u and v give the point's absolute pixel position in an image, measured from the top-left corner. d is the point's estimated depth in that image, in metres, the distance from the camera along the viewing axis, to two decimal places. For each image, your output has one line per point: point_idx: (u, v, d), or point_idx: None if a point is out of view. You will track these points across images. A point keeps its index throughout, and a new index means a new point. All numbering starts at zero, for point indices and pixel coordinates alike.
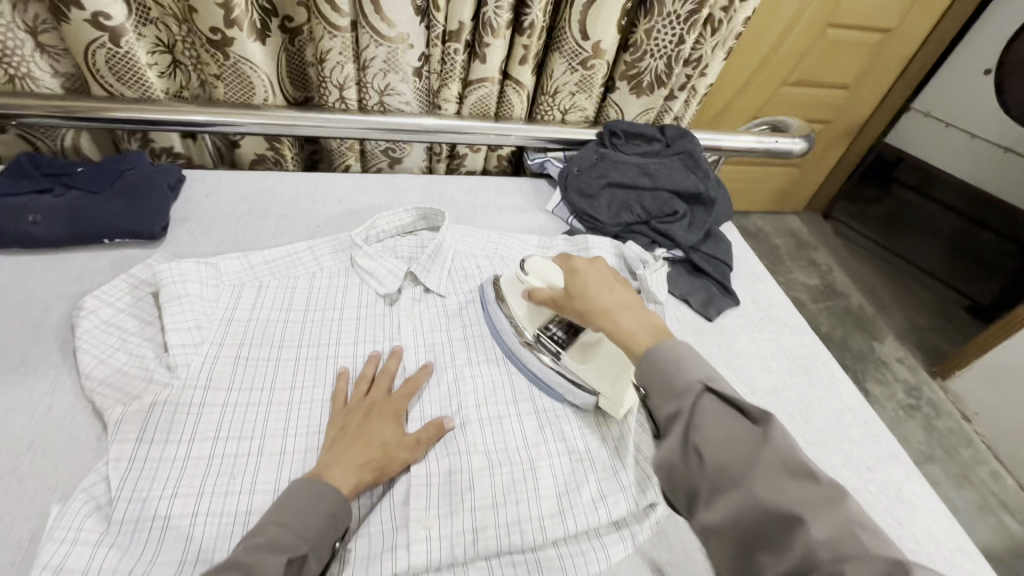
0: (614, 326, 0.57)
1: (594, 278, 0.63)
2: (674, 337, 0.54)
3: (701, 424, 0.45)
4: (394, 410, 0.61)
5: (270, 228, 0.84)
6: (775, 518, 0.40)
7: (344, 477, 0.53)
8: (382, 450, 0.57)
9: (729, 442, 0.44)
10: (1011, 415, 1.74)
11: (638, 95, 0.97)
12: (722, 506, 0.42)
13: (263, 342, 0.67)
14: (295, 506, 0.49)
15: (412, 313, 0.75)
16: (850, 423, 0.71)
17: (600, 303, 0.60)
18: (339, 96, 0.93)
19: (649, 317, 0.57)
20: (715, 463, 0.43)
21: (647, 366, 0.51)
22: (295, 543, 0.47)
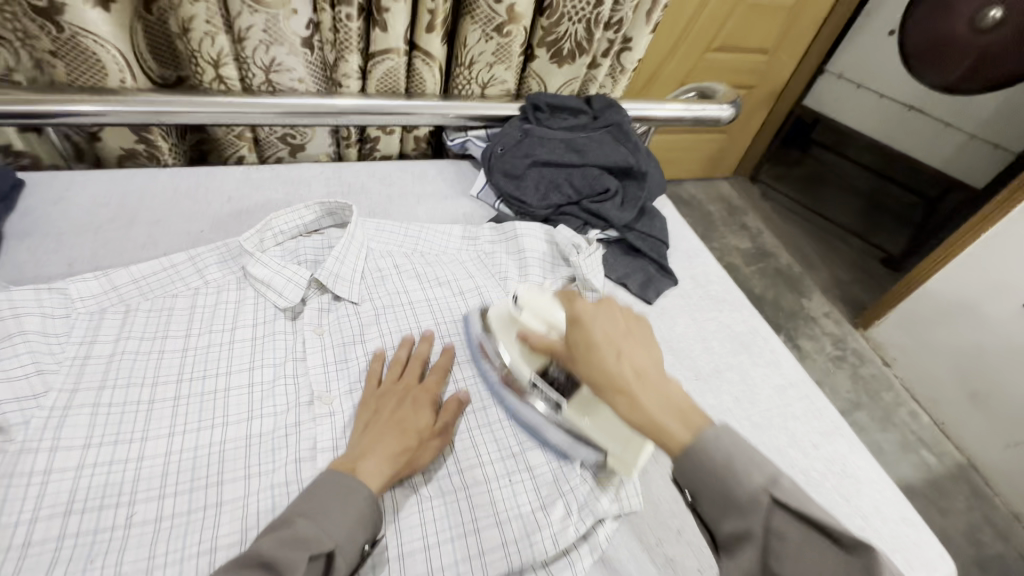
0: (636, 410, 0.46)
1: (604, 326, 0.51)
2: (644, 373, 0.48)
3: (701, 468, 0.43)
4: (431, 397, 0.58)
5: (139, 237, 0.70)
6: (731, 504, 0.41)
7: (376, 471, 0.48)
8: (419, 439, 0.53)
9: (725, 492, 0.42)
10: (924, 357, 1.88)
11: (561, 64, 0.90)
12: (741, 566, 0.40)
13: (131, 382, 0.55)
14: (320, 500, 0.44)
15: (319, 327, 0.65)
16: (793, 399, 0.69)
17: (614, 360, 0.49)
18: (216, 75, 0.79)
19: (669, 387, 0.48)
20: (743, 497, 0.41)
21: (690, 468, 0.43)
22: (324, 538, 0.42)
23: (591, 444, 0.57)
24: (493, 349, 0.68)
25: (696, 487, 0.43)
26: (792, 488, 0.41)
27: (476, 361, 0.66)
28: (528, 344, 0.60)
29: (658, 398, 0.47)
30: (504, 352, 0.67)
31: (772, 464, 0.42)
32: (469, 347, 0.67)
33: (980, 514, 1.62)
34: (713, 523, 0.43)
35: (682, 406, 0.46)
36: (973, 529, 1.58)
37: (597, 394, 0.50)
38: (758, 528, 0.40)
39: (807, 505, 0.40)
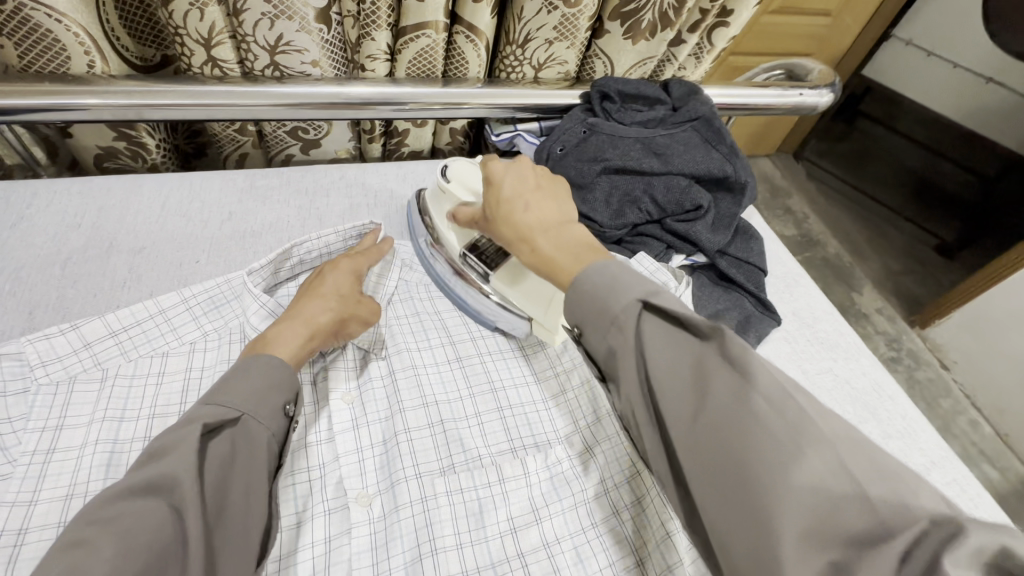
0: (534, 257, 0.47)
1: (540, 211, 0.49)
2: (547, 222, 0.48)
3: (647, 350, 0.37)
4: (354, 271, 0.54)
5: (118, 272, 0.55)
6: (710, 433, 0.33)
7: (292, 337, 0.46)
8: (342, 303, 0.51)
9: (672, 372, 0.36)
10: (990, 362, 1.71)
11: (636, 41, 0.72)
12: (691, 451, 0.34)
13: (108, 487, 0.42)
14: (229, 379, 0.41)
15: (347, 393, 0.52)
16: (939, 484, 0.55)
17: (521, 211, 0.49)
18: (207, 57, 0.63)
19: (572, 231, 0.47)
20: (757, 474, 0.31)
21: (627, 347, 0.38)
22: (225, 407, 0.39)
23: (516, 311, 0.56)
24: (567, 428, 0.54)
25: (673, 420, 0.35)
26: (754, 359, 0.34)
27: (549, 446, 0.52)
28: (456, 218, 0.56)
29: (560, 239, 0.46)
30: (581, 432, 0.54)
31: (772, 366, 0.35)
32: (537, 427, 0.54)
33: None
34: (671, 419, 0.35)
35: (568, 219, 0.49)
36: None
37: (504, 246, 0.50)
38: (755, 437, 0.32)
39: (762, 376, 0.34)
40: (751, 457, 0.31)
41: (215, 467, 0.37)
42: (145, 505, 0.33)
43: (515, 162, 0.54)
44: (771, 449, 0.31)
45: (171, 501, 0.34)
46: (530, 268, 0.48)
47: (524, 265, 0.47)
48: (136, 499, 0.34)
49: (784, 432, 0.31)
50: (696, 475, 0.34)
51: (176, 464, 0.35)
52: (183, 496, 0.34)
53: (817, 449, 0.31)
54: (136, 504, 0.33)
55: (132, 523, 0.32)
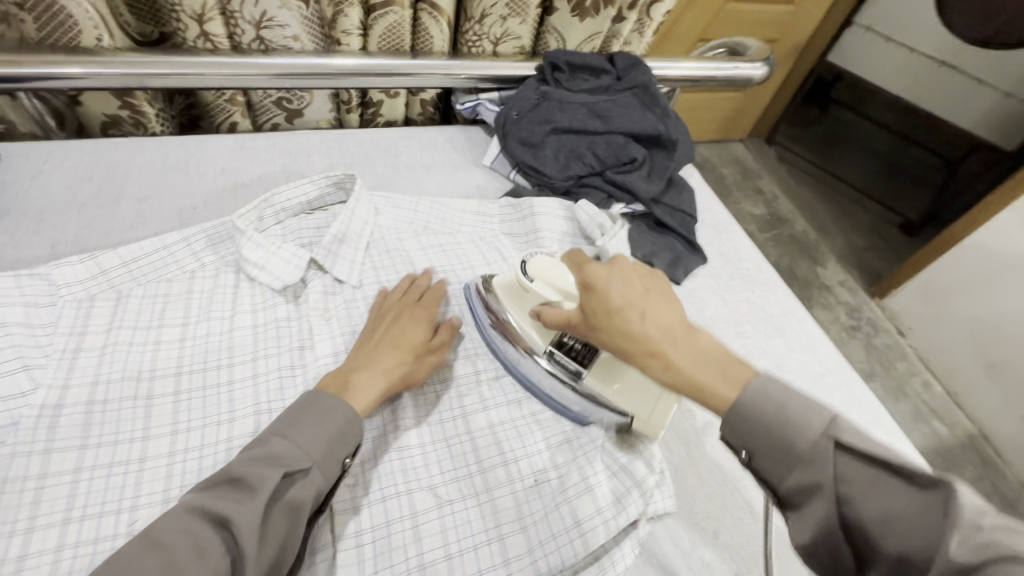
0: (669, 372, 0.45)
1: (621, 288, 0.48)
2: (670, 331, 0.47)
3: (759, 423, 0.42)
4: (427, 317, 0.58)
5: (127, 216, 0.64)
6: (788, 457, 0.41)
7: (373, 385, 0.50)
8: (414, 355, 0.55)
9: (774, 446, 0.42)
10: (941, 327, 1.83)
11: (582, 17, 0.81)
12: (806, 516, 0.40)
13: (126, 378, 0.51)
14: (306, 413, 0.45)
15: (325, 312, 0.61)
16: (830, 387, 0.65)
17: (640, 322, 0.46)
18: (201, 32, 0.71)
19: (699, 338, 0.47)
20: (805, 446, 0.40)
21: (737, 422, 0.43)
22: (300, 455, 0.43)
23: (616, 410, 0.54)
24: None
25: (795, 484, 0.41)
26: (853, 430, 0.40)
27: (496, 354, 0.62)
28: (542, 318, 0.52)
29: (691, 352, 0.46)
30: None
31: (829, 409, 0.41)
32: (489, 339, 0.63)
33: (989, 484, 1.62)
34: (770, 480, 0.43)
35: (691, 326, 0.48)
36: None
37: (615, 354, 0.48)
38: (797, 482, 0.41)
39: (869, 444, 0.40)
40: (880, 518, 0.37)
41: (274, 507, 0.40)
42: (198, 531, 0.37)
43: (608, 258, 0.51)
44: (876, 488, 0.38)
45: (222, 531, 0.38)
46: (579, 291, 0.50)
47: (658, 382, 0.46)
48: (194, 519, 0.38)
49: (796, 412, 0.42)
50: (802, 530, 0.41)
51: (244, 506, 0.39)
52: (234, 524, 0.38)
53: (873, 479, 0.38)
54: (196, 529, 0.38)
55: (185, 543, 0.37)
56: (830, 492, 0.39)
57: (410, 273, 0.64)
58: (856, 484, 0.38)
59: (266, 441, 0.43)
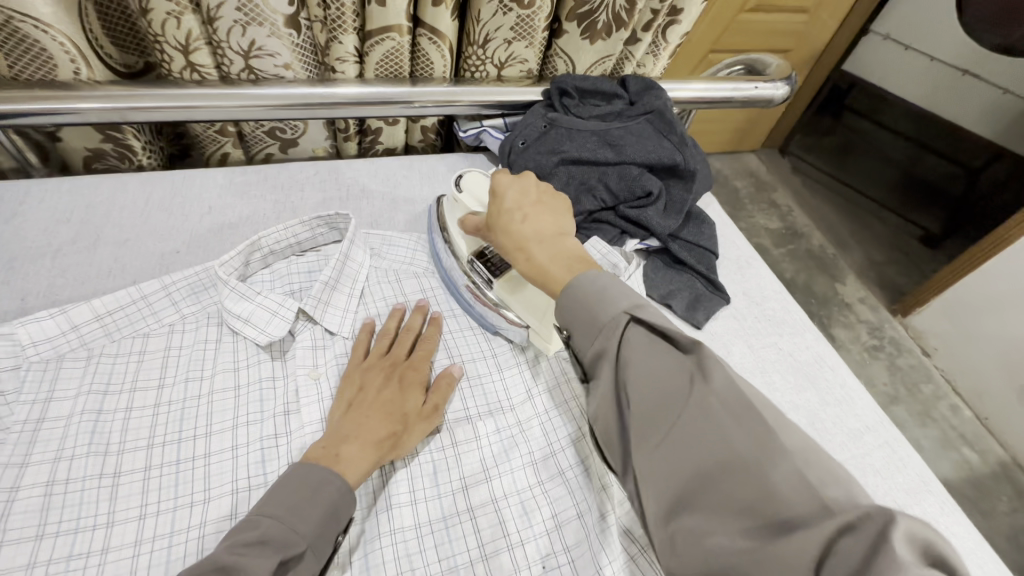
0: (528, 264, 0.50)
1: (516, 196, 0.54)
2: (545, 234, 0.51)
3: (646, 390, 0.38)
4: (420, 376, 0.54)
5: (104, 263, 0.60)
6: (654, 415, 0.38)
7: (360, 462, 0.46)
8: (405, 422, 0.50)
9: (589, 317, 0.42)
10: (969, 348, 1.75)
11: (593, 41, 0.76)
12: (601, 387, 0.41)
13: (92, 451, 0.46)
14: (294, 492, 0.42)
15: (314, 369, 0.56)
16: (871, 447, 0.59)
17: (516, 208, 0.53)
18: (187, 63, 0.67)
19: (565, 245, 0.50)
20: (666, 406, 0.38)
21: (568, 305, 0.44)
22: (295, 538, 0.40)
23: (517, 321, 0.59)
24: (519, 397, 0.58)
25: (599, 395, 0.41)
26: (727, 372, 0.38)
27: (500, 414, 0.56)
28: (465, 226, 0.59)
29: (552, 253, 0.49)
30: (533, 400, 0.58)
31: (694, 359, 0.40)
32: (493, 396, 0.58)
33: None
34: (581, 356, 0.44)
35: (564, 233, 0.52)
36: (1016, 532, 1.49)
37: (502, 254, 0.53)
38: (649, 371, 0.39)
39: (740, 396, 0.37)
40: (709, 447, 0.35)
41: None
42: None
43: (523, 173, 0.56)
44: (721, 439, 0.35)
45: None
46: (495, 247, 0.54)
47: (520, 273, 0.50)
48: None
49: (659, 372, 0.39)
50: (604, 401, 0.41)
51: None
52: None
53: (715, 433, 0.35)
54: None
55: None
56: (677, 439, 0.36)
57: (399, 310, 0.60)
58: (644, 357, 0.40)
59: (257, 522, 0.40)
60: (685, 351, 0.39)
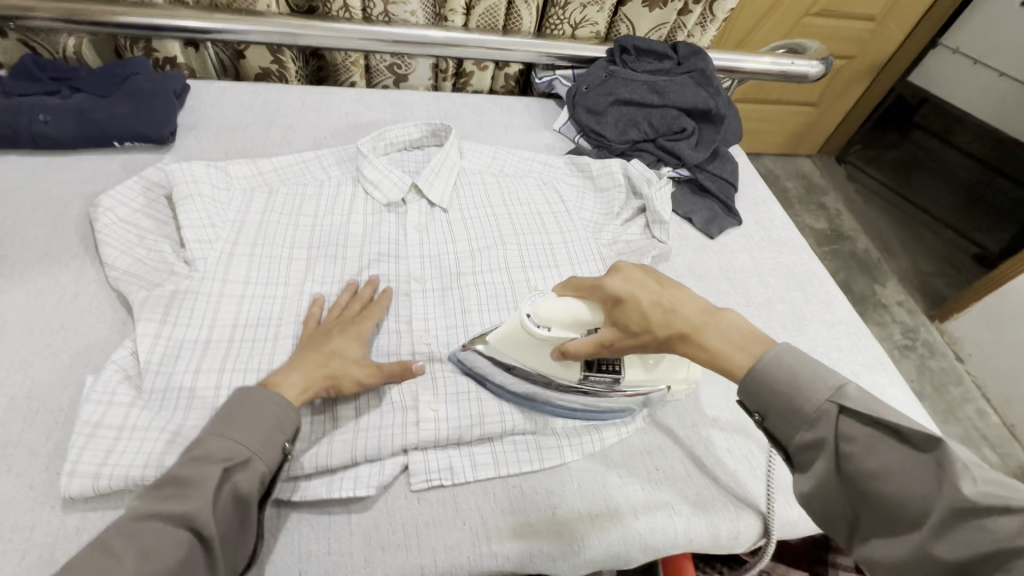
0: (705, 353, 0.46)
1: (644, 290, 0.48)
2: (705, 315, 0.47)
3: (862, 416, 0.41)
4: (363, 334, 0.59)
5: (277, 138, 0.84)
6: (798, 418, 0.42)
7: (295, 382, 0.51)
8: (341, 364, 0.54)
9: (791, 408, 0.42)
10: (1004, 355, 1.77)
11: (652, 8, 0.95)
12: (819, 473, 0.42)
13: (275, 243, 0.69)
14: (235, 413, 0.47)
15: (418, 223, 0.76)
16: (840, 333, 0.74)
17: (671, 304, 0.47)
18: (343, 4, 0.90)
19: (723, 318, 0.47)
20: (811, 409, 0.41)
21: (756, 386, 0.44)
22: (234, 450, 0.44)
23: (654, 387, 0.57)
24: (565, 259, 0.74)
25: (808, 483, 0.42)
26: (871, 402, 0.41)
27: (547, 268, 0.73)
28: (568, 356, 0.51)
29: (727, 330, 0.46)
30: (574, 263, 0.74)
31: (835, 373, 0.42)
32: (543, 256, 0.75)
33: None
34: (783, 441, 0.44)
35: (713, 308, 0.48)
36: None
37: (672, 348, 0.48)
38: (876, 464, 0.39)
39: (878, 410, 0.41)
40: (902, 483, 0.38)
41: (222, 494, 0.42)
42: (164, 532, 0.39)
43: (617, 267, 0.51)
44: (902, 473, 0.39)
45: (192, 532, 0.40)
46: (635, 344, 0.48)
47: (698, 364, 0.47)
48: (156, 522, 0.40)
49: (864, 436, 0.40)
50: (821, 488, 0.42)
51: (196, 501, 0.41)
52: (198, 520, 0.40)
53: (966, 521, 0.36)
54: (155, 529, 0.39)
55: (160, 545, 0.39)
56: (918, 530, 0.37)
57: (354, 284, 0.65)
58: (869, 448, 0.40)
59: (202, 440, 0.45)
60: (924, 447, 0.39)
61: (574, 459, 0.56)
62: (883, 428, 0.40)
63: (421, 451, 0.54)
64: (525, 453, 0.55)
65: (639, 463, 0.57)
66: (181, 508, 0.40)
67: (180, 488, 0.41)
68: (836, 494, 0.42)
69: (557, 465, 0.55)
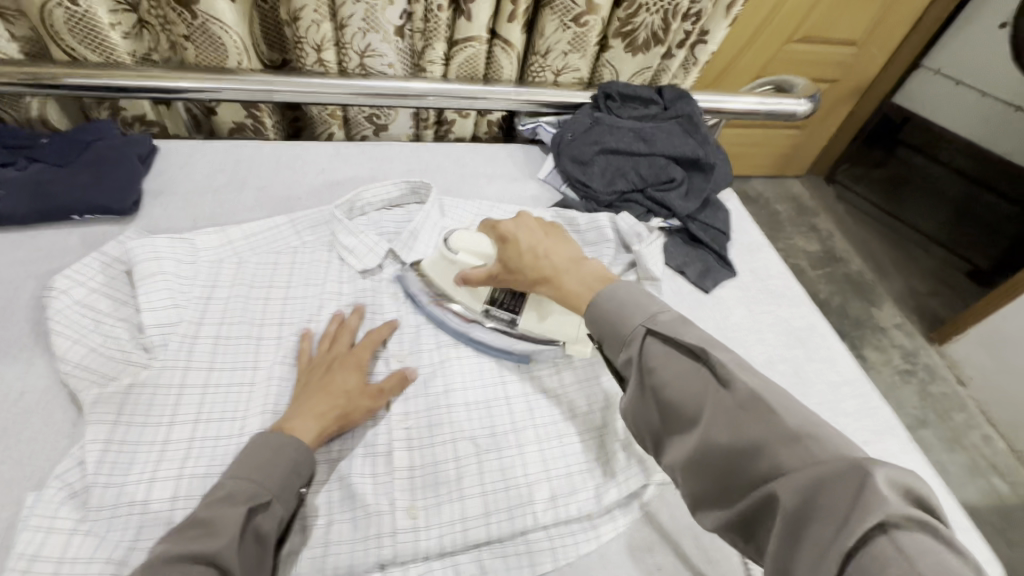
0: (559, 292, 0.58)
1: (526, 234, 0.63)
2: (568, 262, 0.60)
3: (669, 355, 0.46)
4: (358, 362, 0.61)
5: (249, 201, 0.80)
6: (616, 339, 0.50)
7: (306, 427, 0.53)
8: (346, 398, 0.56)
9: (615, 329, 0.50)
10: (1007, 379, 1.74)
11: (634, 53, 0.94)
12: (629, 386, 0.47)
13: (244, 321, 0.64)
14: (249, 458, 0.49)
15: (394, 292, 0.73)
16: (846, 396, 0.70)
17: (544, 256, 0.61)
18: (317, 58, 0.88)
19: (584, 266, 0.59)
20: (626, 331, 0.49)
21: (598, 318, 0.52)
22: (258, 490, 0.47)
23: (550, 341, 0.66)
24: None
25: (628, 397, 0.48)
26: (676, 326, 0.47)
27: None
28: (468, 281, 0.64)
29: (580, 277, 0.58)
30: None
31: (653, 306, 0.49)
32: None
33: None
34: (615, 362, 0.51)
35: (579, 259, 0.61)
36: None
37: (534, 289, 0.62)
38: (665, 376, 0.45)
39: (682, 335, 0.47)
40: (681, 389, 0.44)
41: (246, 535, 0.44)
42: (191, 572, 0.40)
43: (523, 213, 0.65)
44: (680, 381, 0.44)
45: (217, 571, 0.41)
46: (530, 285, 0.62)
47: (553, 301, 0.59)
48: (184, 562, 0.40)
49: (680, 365, 0.45)
50: (635, 400, 0.47)
51: (224, 540, 0.42)
52: (225, 560, 0.41)
53: (736, 417, 0.41)
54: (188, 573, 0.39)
55: None
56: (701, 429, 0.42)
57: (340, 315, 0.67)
58: (664, 363, 0.46)
59: (223, 484, 0.47)
60: (704, 357, 0.45)
61: (568, 562, 0.52)
62: (677, 346, 0.46)
63: (401, 565, 0.50)
64: (513, 560, 0.51)
65: (638, 562, 0.53)
66: (209, 546, 0.41)
67: (207, 530, 0.43)
68: (649, 410, 0.46)
69: (549, 571, 0.51)
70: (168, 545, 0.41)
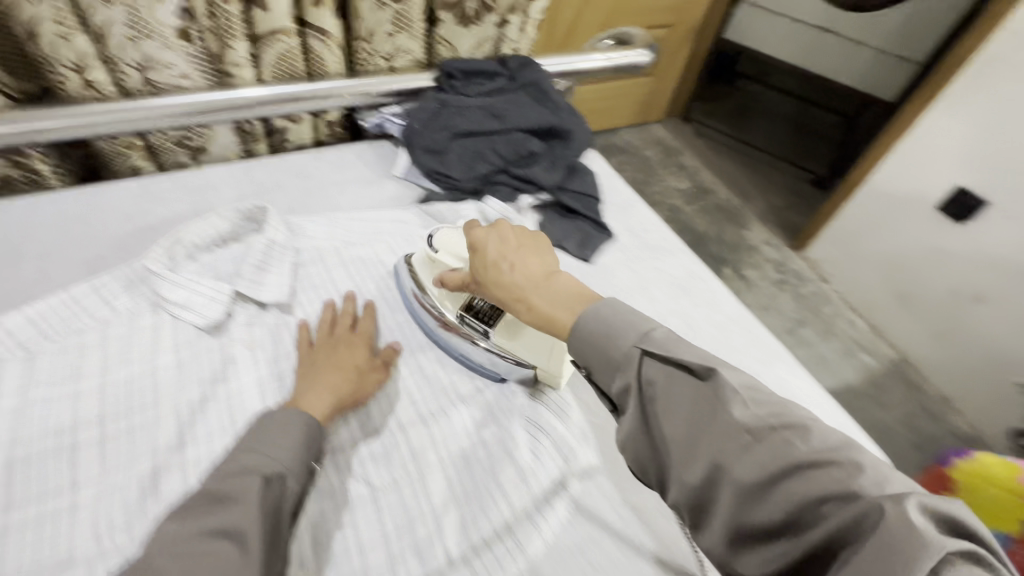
0: (530, 302, 0.51)
1: (503, 248, 0.56)
2: (549, 287, 0.51)
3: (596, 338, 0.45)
4: (363, 340, 0.63)
5: (28, 274, 0.64)
6: (598, 361, 0.45)
7: (320, 402, 0.55)
8: (355, 373, 0.59)
9: (605, 356, 0.44)
10: (854, 267, 1.91)
11: (468, 25, 0.88)
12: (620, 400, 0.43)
13: (46, 432, 0.51)
14: (270, 430, 0.50)
15: (248, 340, 0.62)
16: (733, 333, 0.72)
17: (504, 258, 0.54)
18: (83, 81, 0.71)
19: (560, 278, 0.53)
20: (616, 354, 0.44)
21: (576, 337, 0.46)
22: (271, 461, 0.48)
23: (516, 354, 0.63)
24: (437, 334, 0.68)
25: (624, 424, 0.43)
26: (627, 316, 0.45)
27: (422, 350, 0.66)
28: (444, 284, 0.63)
29: (551, 291, 0.51)
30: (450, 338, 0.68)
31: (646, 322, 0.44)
32: (410, 335, 0.68)
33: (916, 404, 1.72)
34: (604, 387, 0.45)
35: (554, 272, 0.54)
36: None
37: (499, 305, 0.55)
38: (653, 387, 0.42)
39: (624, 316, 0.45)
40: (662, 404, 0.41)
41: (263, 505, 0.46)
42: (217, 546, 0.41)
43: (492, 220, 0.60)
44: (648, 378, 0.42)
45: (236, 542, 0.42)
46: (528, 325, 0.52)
47: (517, 308, 0.52)
48: (204, 540, 0.42)
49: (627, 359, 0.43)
50: (632, 426, 0.42)
51: (241, 513, 0.43)
52: (245, 530, 0.43)
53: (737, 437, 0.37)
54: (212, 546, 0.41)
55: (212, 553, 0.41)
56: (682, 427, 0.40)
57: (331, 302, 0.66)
58: (626, 356, 0.43)
59: (236, 460, 0.48)
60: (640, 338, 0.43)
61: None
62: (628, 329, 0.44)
63: None
64: None
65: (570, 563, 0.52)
66: (225, 521, 0.43)
67: (218, 500, 0.44)
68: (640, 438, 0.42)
69: None
70: (181, 524, 0.43)
